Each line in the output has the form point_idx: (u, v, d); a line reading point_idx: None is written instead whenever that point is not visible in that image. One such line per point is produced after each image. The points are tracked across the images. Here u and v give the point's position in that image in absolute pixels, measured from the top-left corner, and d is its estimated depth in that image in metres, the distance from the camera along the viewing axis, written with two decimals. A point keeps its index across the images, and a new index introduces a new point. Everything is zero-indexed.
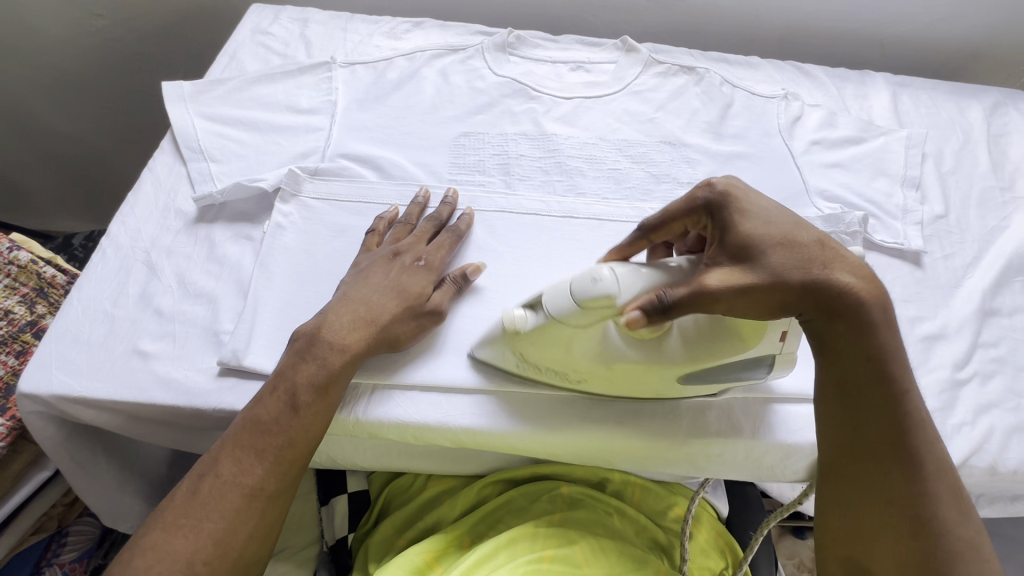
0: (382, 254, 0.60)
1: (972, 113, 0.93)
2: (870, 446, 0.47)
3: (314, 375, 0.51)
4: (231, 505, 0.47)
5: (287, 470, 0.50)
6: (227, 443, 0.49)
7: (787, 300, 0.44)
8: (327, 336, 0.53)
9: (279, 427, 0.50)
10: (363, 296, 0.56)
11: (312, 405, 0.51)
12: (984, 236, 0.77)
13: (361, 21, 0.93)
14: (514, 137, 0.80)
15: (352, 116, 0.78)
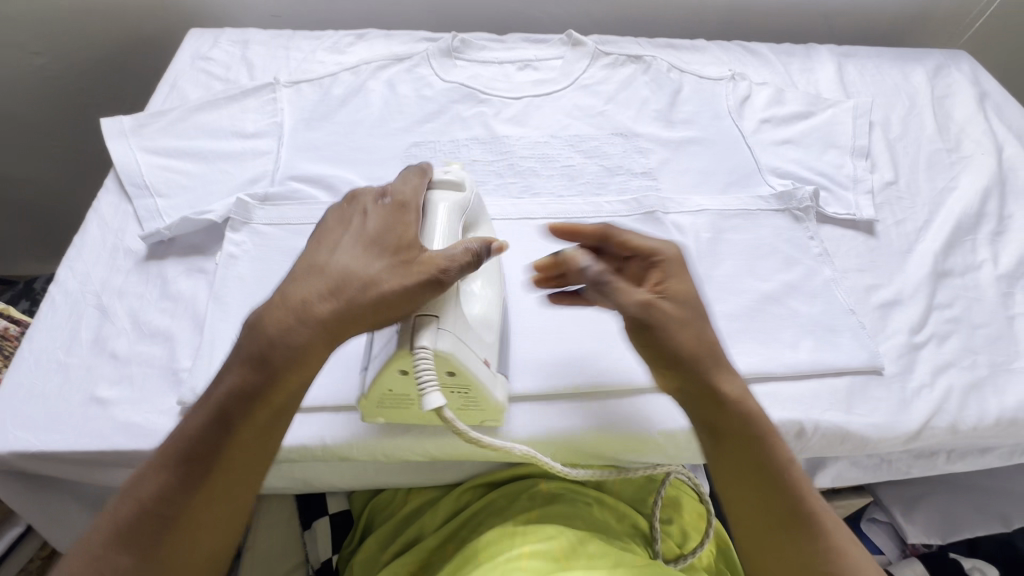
0: (361, 207, 0.53)
1: (916, 78, 0.95)
2: (769, 501, 0.50)
3: (249, 387, 0.46)
4: (149, 539, 0.44)
5: (217, 499, 0.46)
6: (157, 462, 0.46)
7: (704, 364, 0.51)
8: (266, 331, 0.47)
9: (208, 446, 0.46)
10: (312, 278, 0.49)
11: (247, 418, 0.46)
12: (934, 199, 0.78)
13: (303, 38, 0.92)
14: (466, 142, 0.80)
15: (300, 136, 0.78)
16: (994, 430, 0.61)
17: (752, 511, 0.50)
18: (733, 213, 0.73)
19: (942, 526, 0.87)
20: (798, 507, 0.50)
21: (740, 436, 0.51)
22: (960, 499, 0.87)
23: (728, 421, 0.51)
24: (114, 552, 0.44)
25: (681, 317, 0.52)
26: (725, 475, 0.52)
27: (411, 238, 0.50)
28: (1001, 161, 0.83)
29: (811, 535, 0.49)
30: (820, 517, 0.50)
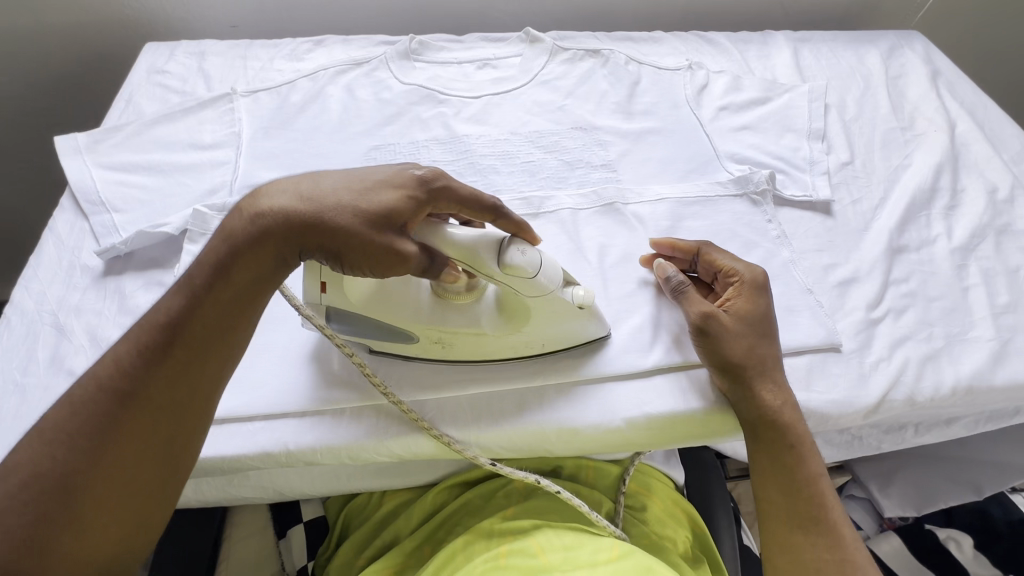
0: (389, 168, 0.49)
1: (870, 59, 0.96)
2: (796, 499, 0.55)
3: (221, 273, 0.46)
4: (105, 414, 0.44)
5: (179, 385, 0.46)
6: (122, 340, 0.46)
7: (757, 368, 0.57)
8: (247, 215, 0.47)
9: (175, 325, 0.46)
10: (308, 182, 0.48)
11: (215, 302, 0.47)
12: (889, 176, 0.80)
13: (261, 47, 0.92)
14: (426, 143, 0.80)
15: (258, 145, 0.77)
16: (950, 399, 0.62)
17: (780, 505, 0.55)
18: (692, 200, 0.74)
19: (917, 498, 0.88)
20: (822, 506, 0.55)
21: (780, 442, 0.56)
22: (936, 470, 0.88)
23: (767, 430, 0.56)
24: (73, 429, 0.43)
25: (736, 329, 0.58)
26: (765, 473, 0.57)
27: (399, 215, 0.46)
28: (955, 137, 0.85)
29: (831, 540, 0.53)
30: (840, 525, 0.54)
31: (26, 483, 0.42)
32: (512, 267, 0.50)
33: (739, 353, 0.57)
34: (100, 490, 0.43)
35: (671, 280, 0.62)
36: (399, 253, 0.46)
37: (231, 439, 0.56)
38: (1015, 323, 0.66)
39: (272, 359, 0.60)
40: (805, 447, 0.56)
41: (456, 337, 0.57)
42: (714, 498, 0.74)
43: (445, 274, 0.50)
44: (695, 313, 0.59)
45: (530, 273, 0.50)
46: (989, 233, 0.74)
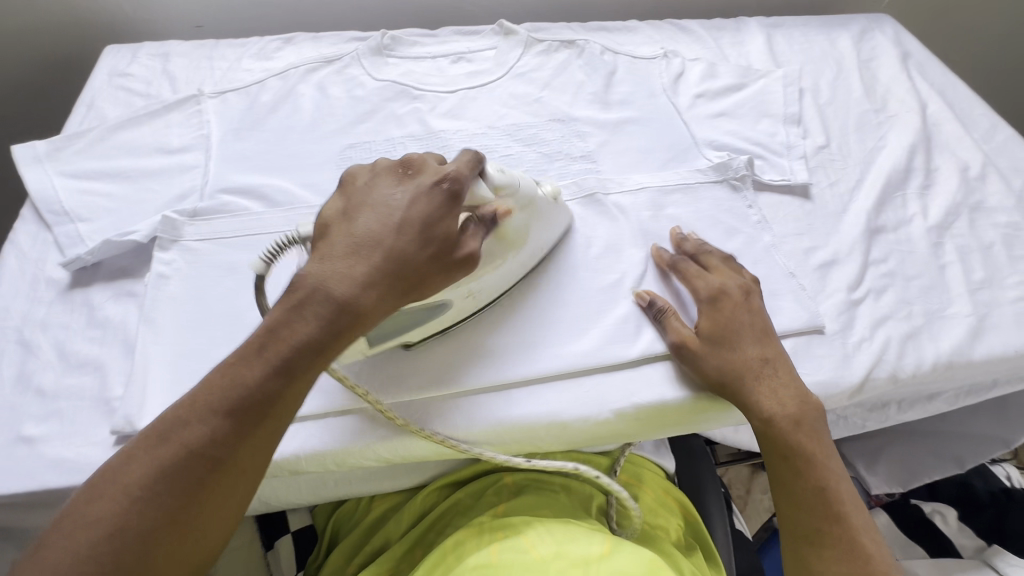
0: (419, 186, 0.49)
1: (842, 43, 0.97)
2: (814, 510, 0.54)
3: (313, 334, 0.44)
4: (190, 480, 0.40)
5: (259, 447, 0.43)
6: (197, 399, 0.42)
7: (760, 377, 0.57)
8: (340, 271, 0.45)
9: (264, 390, 0.43)
10: (380, 227, 0.47)
11: (307, 367, 0.44)
12: (865, 158, 0.80)
13: (227, 46, 0.89)
14: (402, 140, 0.78)
15: (228, 147, 0.75)
16: (932, 375, 0.63)
17: (798, 515, 0.54)
18: (673, 189, 0.74)
19: (903, 475, 0.91)
20: (841, 519, 0.53)
21: (796, 454, 0.55)
22: (917, 445, 0.90)
23: (768, 444, 0.56)
24: (150, 493, 0.40)
25: (706, 351, 0.58)
26: (780, 485, 0.56)
27: (452, 228, 0.49)
28: (926, 117, 0.86)
29: (848, 555, 0.52)
30: (859, 540, 0.52)
31: (93, 549, 0.38)
32: (500, 188, 0.55)
33: (717, 377, 0.57)
34: (176, 557, 0.40)
35: (650, 303, 0.62)
36: (472, 253, 0.50)
37: None
38: (991, 298, 0.67)
39: None
40: (821, 462, 0.55)
41: (480, 278, 0.56)
42: (705, 486, 0.75)
43: (501, 214, 0.54)
44: (672, 339, 0.59)
45: (514, 187, 0.56)
46: (963, 210, 0.75)
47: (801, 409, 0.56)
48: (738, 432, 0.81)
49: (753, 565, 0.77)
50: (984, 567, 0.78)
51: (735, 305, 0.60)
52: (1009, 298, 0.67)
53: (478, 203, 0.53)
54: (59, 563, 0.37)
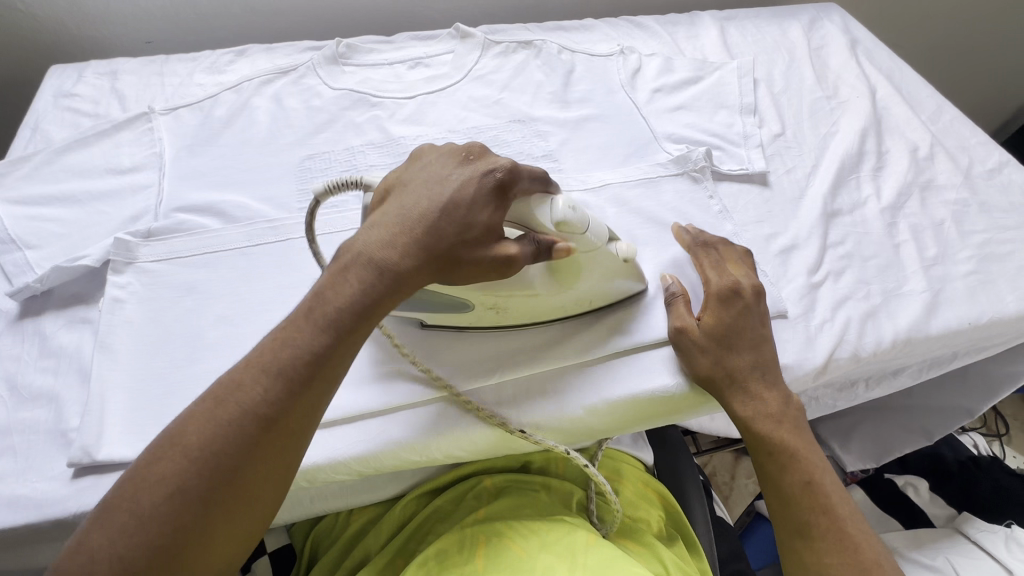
0: (474, 172, 0.48)
1: (793, 32, 0.99)
2: (800, 503, 0.55)
3: (356, 297, 0.45)
4: (247, 438, 0.42)
5: (307, 406, 0.44)
6: (250, 366, 0.44)
7: (748, 376, 0.58)
8: (384, 237, 0.46)
9: (313, 351, 0.44)
10: (423, 205, 0.47)
11: (355, 328, 0.46)
12: (819, 144, 0.82)
13: (178, 61, 0.87)
14: (361, 149, 0.78)
15: (182, 164, 0.74)
16: (890, 352, 0.64)
17: (786, 509, 0.55)
18: (635, 183, 0.75)
19: (874, 450, 0.94)
20: (827, 509, 0.54)
21: (776, 449, 0.56)
22: (889, 420, 0.91)
23: (751, 441, 0.57)
24: (210, 453, 0.41)
25: (704, 345, 0.58)
26: (765, 481, 0.57)
27: (492, 224, 0.47)
28: (876, 101, 0.88)
29: (835, 545, 0.53)
30: (846, 528, 0.53)
31: (156, 509, 0.40)
32: (563, 222, 0.50)
33: (706, 368, 0.58)
34: (237, 513, 0.42)
35: (668, 288, 0.62)
36: (511, 258, 0.47)
37: None
38: (944, 273, 0.69)
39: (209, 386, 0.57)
40: (802, 455, 0.56)
41: (510, 299, 0.55)
42: (685, 476, 0.75)
43: (558, 248, 0.50)
44: (671, 327, 0.60)
45: (581, 228, 0.51)
46: (914, 189, 0.77)
47: (780, 411, 0.58)
48: (714, 420, 0.82)
49: (734, 551, 0.78)
50: (956, 535, 0.80)
51: (742, 304, 0.60)
52: (961, 272, 0.69)
53: (534, 225, 0.50)
54: (127, 521, 0.39)
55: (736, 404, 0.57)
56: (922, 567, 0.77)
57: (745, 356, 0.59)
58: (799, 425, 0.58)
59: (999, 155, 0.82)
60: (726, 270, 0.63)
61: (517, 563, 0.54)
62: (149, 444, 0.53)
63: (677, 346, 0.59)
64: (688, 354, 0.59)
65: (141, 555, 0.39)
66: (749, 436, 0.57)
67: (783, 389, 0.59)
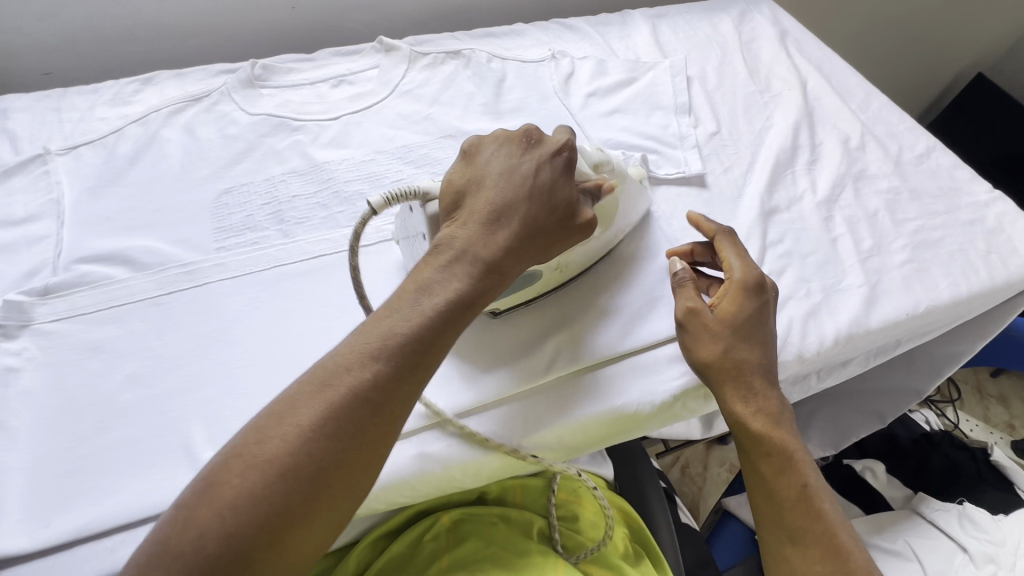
0: (543, 159, 0.53)
1: (724, 26, 0.99)
2: (795, 510, 0.55)
3: (462, 278, 0.47)
4: (356, 421, 0.40)
5: (411, 392, 0.43)
6: (357, 347, 0.42)
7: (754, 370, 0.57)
8: (485, 226, 0.49)
9: (421, 330, 0.44)
10: (508, 197, 0.51)
11: (466, 309, 0.46)
12: (755, 140, 0.82)
13: (77, 94, 0.81)
14: (283, 178, 0.73)
15: (84, 210, 0.68)
16: (835, 350, 0.64)
17: (779, 516, 0.55)
18: None
19: (835, 436, 0.94)
20: (822, 516, 0.54)
21: (773, 454, 0.56)
22: (845, 406, 0.93)
23: (746, 442, 0.57)
24: (319, 434, 0.39)
25: (714, 330, 0.57)
26: (761, 486, 0.57)
27: (573, 199, 0.53)
28: (807, 93, 0.89)
29: (827, 551, 0.52)
30: (839, 534, 0.53)
31: (265, 486, 0.37)
32: (597, 164, 0.59)
33: (712, 357, 0.57)
34: (337, 501, 0.39)
35: (676, 273, 0.62)
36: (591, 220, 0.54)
37: (80, 565, 0.47)
38: (881, 265, 0.69)
39: (119, 457, 0.52)
40: (797, 457, 0.56)
41: (572, 253, 0.60)
42: (646, 488, 0.75)
43: (604, 188, 0.57)
44: (681, 310, 0.59)
45: (609, 163, 0.60)
46: (848, 181, 0.77)
47: (776, 413, 0.57)
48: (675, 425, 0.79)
49: (700, 558, 0.77)
50: (914, 515, 0.81)
51: (761, 296, 0.59)
52: (897, 263, 0.70)
53: (581, 176, 0.57)
54: (234, 498, 0.36)
55: (735, 395, 0.56)
56: (885, 551, 0.77)
57: (755, 351, 0.58)
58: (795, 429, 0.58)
59: (926, 140, 0.83)
60: (745, 257, 0.61)
61: None
62: (52, 530, 0.48)
63: (686, 328, 0.59)
64: (695, 337, 0.58)
65: (250, 533, 0.36)
66: (745, 437, 0.57)
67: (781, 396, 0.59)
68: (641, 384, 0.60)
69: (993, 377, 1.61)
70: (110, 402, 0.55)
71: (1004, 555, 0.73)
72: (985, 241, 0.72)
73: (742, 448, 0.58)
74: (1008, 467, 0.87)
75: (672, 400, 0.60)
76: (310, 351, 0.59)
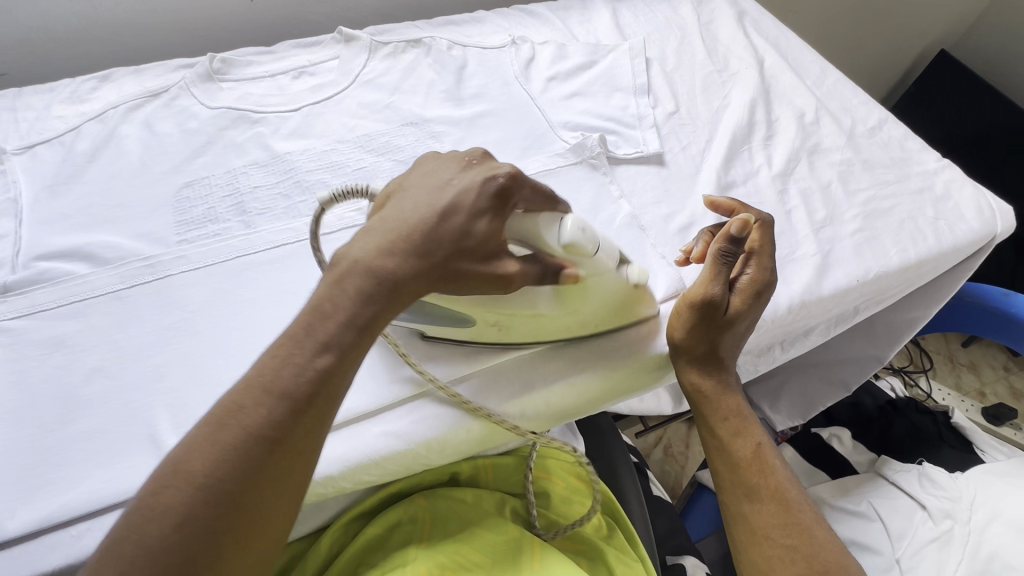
0: (476, 177, 0.47)
1: (683, 7, 1.00)
2: (748, 470, 0.57)
3: (353, 310, 0.43)
4: (252, 464, 0.38)
5: (305, 426, 0.41)
6: (252, 385, 0.41)
7: (725, 358, 0.61)
8: (385, 247, 0.45)
9: (315, 364, 0.41)
10: (422, 211, 0.46)
11: (356, 342, 0.43)
12: (712, 118, 0.84)
13: (32, 93, 0.80)
14: (244, 169, 0.73)
15: (43, 208, 0.68)
16: (788, 317, 0.66)
17: (734, 475, 0.58)
18: (532, 176, 0.74)
19: (802, 406, 0.98)
20: (771, 474, 0.57)
21: (724, 419, 0.60)
22: (811, 375, 0.95)
23: (700, 410, 0.61)
24: (213, 483, 0.37)
25: (723, 320, 0.59)
26: (716, 450, 0.60)
27: (497, 232, 0.46)
28: (764, 71, 0.90)
29: (778, 505, 0.55)
30: (789, 487, 0.56)
31: (164, 542, 0.36)
32: (571, 245, 0.48)
33: (696, 341, 0.59)
34: (244, 545, 0.38)
35: (720, 249, 0.59)
36: (507, 276, 0.47)
37: (48, 553, 0.48)
38: (833, 234, 0.71)
39: (82, 449, 0.52)
40: (748, 422, 0.60)
41: (514, 319, 0.54)
42: (618, 463, 0.76)
43: (565, 273, 0.49)
44: (697, 291, 0.58)
45: (594, 249, 0.49)
46: (802, 154, 0.79)
47: (731, 387, 0.62)
48: (643, 400, 0.85)
49: (672, 528, 0.80)
50: (877, 478, 0.84)
51: (766, 298, 0.60)
52: (848, 231, 0.72)
53: (544, 248, 0.49)
54: (135, 556, 0.35)
55: (703, 377, 0.61)
56: (848, 514, 0.81)
57: (735, 341, 0.62)
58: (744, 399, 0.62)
59: (878, 113, 0.85)
60: (769, 261, 0.62)
61: None
62: (17, 521, 0.48)
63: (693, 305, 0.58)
64: (697, 318, 0.58)
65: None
66: (696, 405, 0.61)
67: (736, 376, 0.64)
68: (604, 356, 0.62)
69: (964, 346, 1.65)
70: (73, 396, 0.55)
71: (960, 510, 0.75)
72: (934, 208, 0.75)
73: (697, 416, 0.62)
74: (968, 429, 0.90)
75: (634, 369, 0.62)
76: (275, 337, 0.59)
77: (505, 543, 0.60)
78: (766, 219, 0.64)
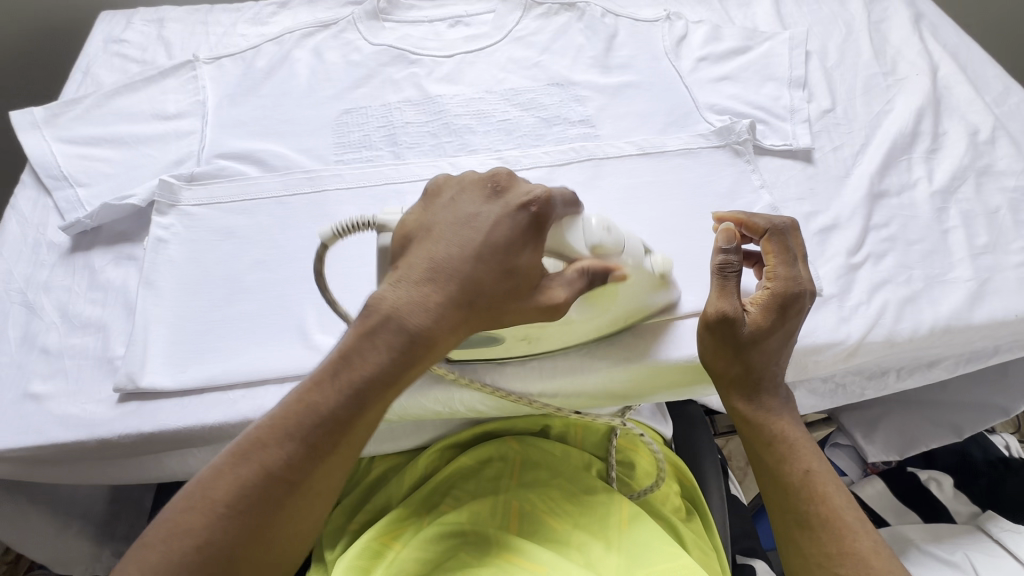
0: (513, 209, 0.47)
1: (853, 3, 0.93)
2: (801, 497, 0.51)
3: (383, 363, 0.45)
4: (268, 498, 0.42)
5: (324, 467, 0.44)
6: (274, 424, 0.44)
7: (772, 378, 0.55)
8: (418, 299, 0.45)
9: (338, 414, 0.44)
10: (457, 253, 0.46)
11: (381, 395, 0.45)
12: (871, 122, 0.79)
13: (222, 11, 0.88)
14: (398, 106, 0.77)
15: (224, 113, 0.75)
16: (928, 339, 0.63)
17: (783, 499, 0.52)
18: (673, 153, 0.73)
19: (899, 442, 0.89)
20: (827, 503, 0.50)
21: (771, 445, 0.53)
22: (913, 414, 0.88)
23: (747, 432, 0.54)
24: (234, 511, 0.42)
25: (750, 339, 0.52)
26: (760, 472, 0.54)
27: (535, 266, 0.47)
28: (937, 80, 0.83)
29: (833, 536, 0.49)
30: (844, 514, 0.50)
31: (183, 560, 0.40)
32: (598, 244, 0.50)
33: (724, 363, 0.54)
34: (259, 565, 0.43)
35: (727, 263, 0.54)
36: (556, 304, 0.47)
37: (208, 408, 0.54)
38: (994, 262, 0.66)
39: (242, 327, 0.59)
40: (797, 444, 0.53)
41: (544, 329, 0.53)
42: (700, 451, 0.75)
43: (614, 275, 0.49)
44: (712, 309, 0.53)
45: (619, 248, 0.51)
46: (969, 174, 0.73)
47: (781, 411, 0.55)
48: None
49: (745, 529, 0.78)
50: (978, 532, 0.79)
51: (801, 310, 0.53)
52: (1012, 263, 0.66)
53: (569, 249, 0.50)
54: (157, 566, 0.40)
55: (751, 403, 0.54)
56: (937, 560, 0.76)
57: (778, 356, 0.54)
58: (795, 420, 0.55)
59: None
60: (790, 268, 0.54)
61: (552, 534, 0.58)
62: (186, 375, 0.56)
63: (716, 327, 0.53)
64: (724, 338, 0.53)
65: None
66: (744, 433, 0.55)
67: (790, 398, 0.56)
68: None
69: None
70: (238, 280, 0.62)
71: None
72: None
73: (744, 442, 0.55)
74: None
75: None
76: None
77: (593, 499, 0.61)
78: (781, 222, 0.57)
